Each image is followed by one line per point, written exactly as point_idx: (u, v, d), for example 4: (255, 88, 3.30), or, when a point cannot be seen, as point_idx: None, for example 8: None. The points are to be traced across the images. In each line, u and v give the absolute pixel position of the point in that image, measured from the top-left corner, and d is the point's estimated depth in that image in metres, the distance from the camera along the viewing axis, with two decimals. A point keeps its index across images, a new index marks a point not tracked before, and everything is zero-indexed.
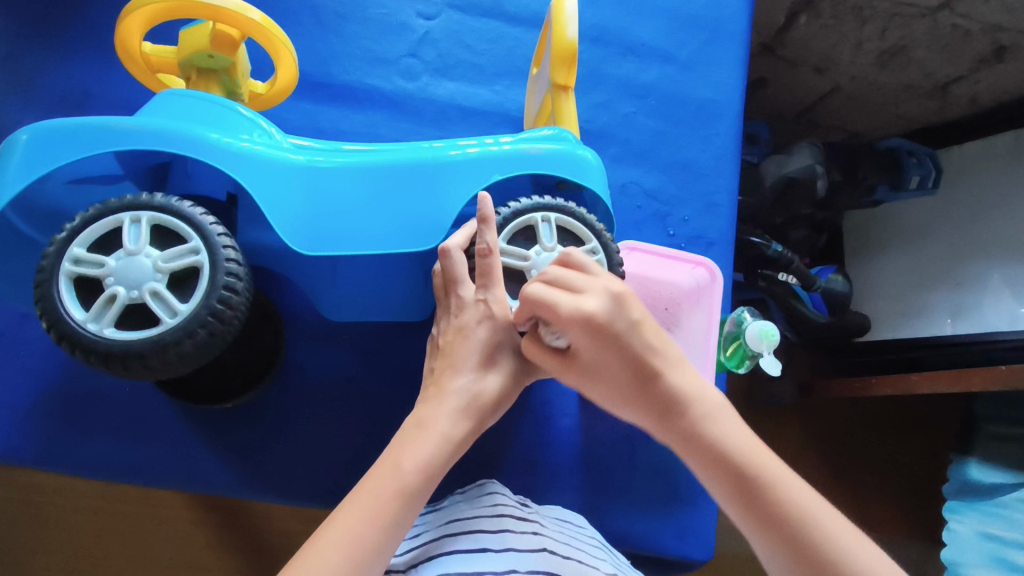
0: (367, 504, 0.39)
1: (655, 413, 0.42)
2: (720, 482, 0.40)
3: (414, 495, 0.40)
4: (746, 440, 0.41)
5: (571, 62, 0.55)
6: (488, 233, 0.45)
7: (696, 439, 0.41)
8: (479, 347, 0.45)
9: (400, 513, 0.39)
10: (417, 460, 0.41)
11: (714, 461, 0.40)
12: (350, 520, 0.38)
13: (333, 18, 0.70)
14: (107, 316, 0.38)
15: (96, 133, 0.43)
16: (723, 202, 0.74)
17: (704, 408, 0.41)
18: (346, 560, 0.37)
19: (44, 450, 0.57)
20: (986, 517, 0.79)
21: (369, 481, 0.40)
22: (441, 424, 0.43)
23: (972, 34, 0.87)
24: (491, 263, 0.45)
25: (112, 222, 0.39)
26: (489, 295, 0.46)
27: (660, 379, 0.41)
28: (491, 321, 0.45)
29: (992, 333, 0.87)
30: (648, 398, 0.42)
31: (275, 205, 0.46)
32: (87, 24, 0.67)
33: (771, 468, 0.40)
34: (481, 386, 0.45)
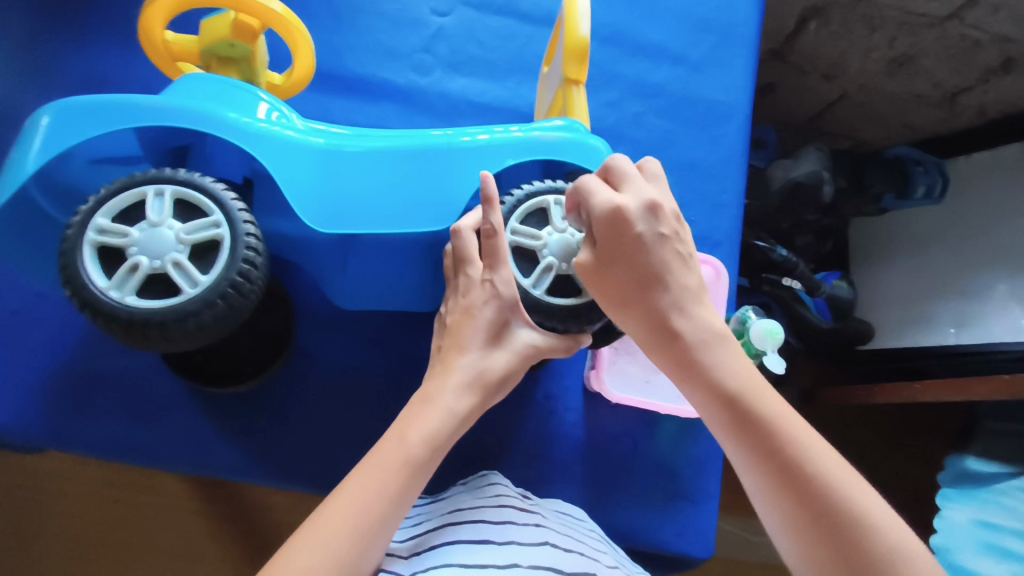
0: (374, 475, 0.40)
1: (655, 334, 0.42)
2: (716, 411, 0.42)
3: (420, 468, 0.41)
4: (742, 373, 0.42)
5: (582, 57, 0.56)
6: (492, 213, 0.45)
7: (693, 370, 0.42)
8: (484, 326, 0.46)
9: (405, 486, 0.40)
10: (423, 432, 0.42)
11: (711, 390, 0.42)
12: (358, 490, 0.39)
13: (349, 12, 0.72)
14: (130, 285, 0.39)
15: (121, 109, 0.44)
16: (730, 202, 0.75)
17: (707, 340, 0.42)
18: (349, 533, 0.38)
19: (50, 427, 0.58)
20: (982, 504, 0.79)
21: (375, 455, 0.41)
22: (446, 399, 0.44)
23: (981, 44, 0.89)
24: (497, 242, 0.46)
25: (136, 194, 0.40)
26: (496, 276, 0.46)
27: (667, 298, 0.41)
28: (498, 301, 0.46)
29: (996, 343, 0.88)
30: (654, 314, 0.42)
31: (291, 183, 0.47)
32: (109, 13, 0.69)
33: (773, 407, 0.42)
34: (487, 363, 0.46)
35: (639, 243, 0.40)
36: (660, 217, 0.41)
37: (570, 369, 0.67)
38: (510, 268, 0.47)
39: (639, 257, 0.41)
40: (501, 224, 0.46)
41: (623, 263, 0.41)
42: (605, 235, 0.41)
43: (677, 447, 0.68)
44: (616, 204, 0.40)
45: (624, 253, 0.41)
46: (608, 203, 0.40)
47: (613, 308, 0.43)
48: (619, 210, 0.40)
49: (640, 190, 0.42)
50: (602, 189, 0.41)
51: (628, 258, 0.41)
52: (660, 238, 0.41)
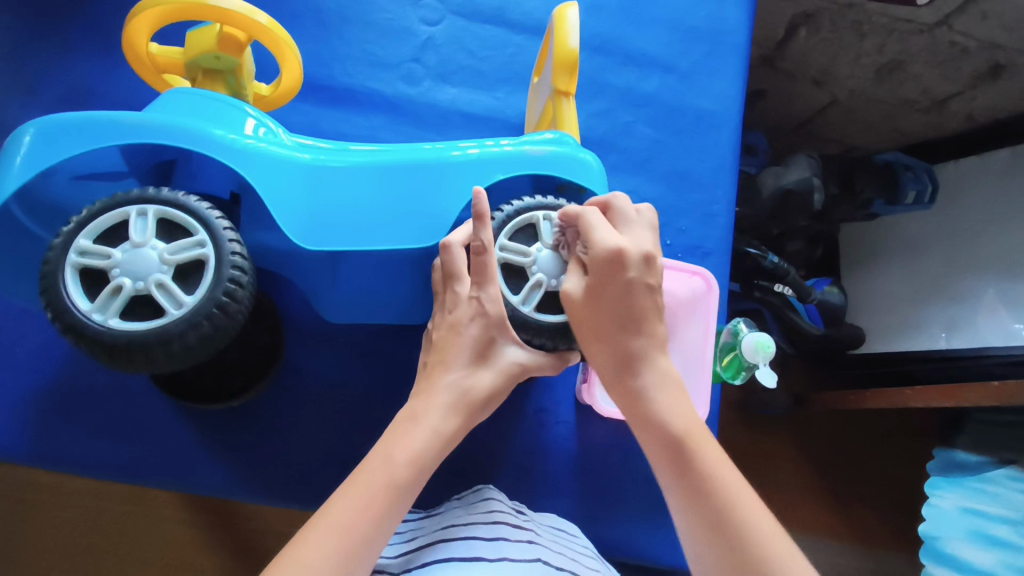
0: (358, 496, 0.39)
1: (617, 373, 0.44)
2: (660, 452, 0.43)
3: (405, 488, 0.40)
4: (689, 419, 0.43)
5: (572, 69, 0.56)
6: (484, 229, 0.44)
7: (643, 410, 0.43)
8: (469, 345, 0.45)
9: (391, 504, 0.40)
10: (409, 452, 0.42)
11: (656, 432, 0.43)
12: (343, 511, 0.38)
13: (337, 21, 0.71)
14: (113, 307, 0.38)
15: (104, 127, 0.44)
16: (720, 212, 0.75)
17: (657, 381, 0.43)
18: (337, 553, 0.37)
19: (33, 446, 0.57)
20: (969, 494, 0.83)
21: (362, 472, 0.41)
22: (431, 418, 0.43)
23: (969, 51, 0.89)
24: (487, 259, 0.44)
25: (119, 214, 0.40)
26: (483, 293, 0.45)
27: (631, 332, 0.43)
28: (483, 319, 0.45)
29: (986, 348, 0.88)
30: (611, 346, 0.44)
31: (278, 199, 0.46)
32: (93, 22, 0.68)
33: (713, 458, 0.42)
34: (472, 381, 0.45)
35: (627, 287, 0.42)
36: (652, 266, 0.43)
37: (561, 382, 0.67)
38: (498, 286, 0.46)
39: (622, 302, 0.42)
40: (492, 240, 0.45)
41: (601, 295, 0.43)
42: (596, 274, 0.43)
43: None
44: (606, 248, 0.42)
45: (608, 288, 0.42)
46: (609, 245, 0.42)
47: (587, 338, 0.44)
48: (618, 252, 0.42)
49: (637, 236, 0.44)
50: (600, 230, 0.43)
51: (610, 302, 0.43)
52: (647, 287, 0.43)
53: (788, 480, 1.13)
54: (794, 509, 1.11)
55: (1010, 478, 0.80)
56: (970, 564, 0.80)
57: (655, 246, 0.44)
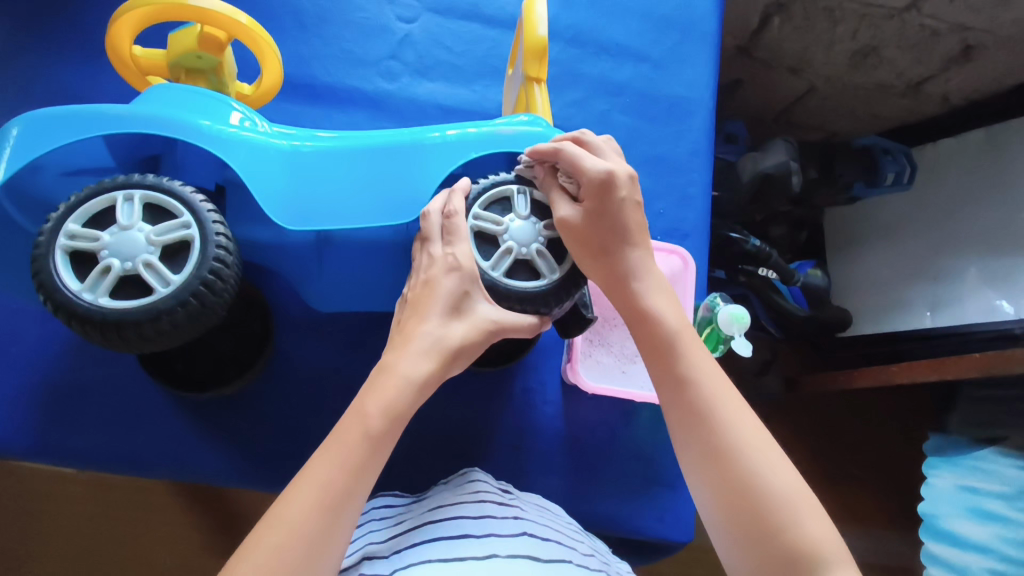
0: (334, 451, 0.41)
1: (614, 287, 0.50)
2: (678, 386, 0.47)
3: (380, 439, 0.42)
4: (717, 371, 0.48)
5: (542, 55, 0.58)
6: (455, 198, 0.48)
7: (642, 320, 0.49)
8: (444, 297, 0.46)
9: (368, 456, 0.41)
10: (382, 405, 0.42)
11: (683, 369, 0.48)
12: (323, 468, 0.40)
13: (316, 22, 0.73)
14: (102, 286, 0.40)
15: (87, 119, 0.45)
16: (697, 194, 0.77)
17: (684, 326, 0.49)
18: (317, 505, 0.39)
19: (31, 440, 0.59)
20: (963, 472, 0.85)
21: (338, 429, 0.42)
22: (404, 367, 0.43)
23: (940, 33, 0.91)
24: (457, 221, 0.47)
25: (106, 200, 0.41)
26: (455, 250, 0.47)
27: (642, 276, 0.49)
28: (458, 272, 0.46)
29: (969, 325, 0.91)
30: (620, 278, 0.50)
31: (263, 187, 0.48)
32: (78, 30, 0.70)
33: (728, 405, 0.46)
34: (446, 332, 0.45)
35: (617, 205, 0.48)
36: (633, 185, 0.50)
37: (546, 363, 0.68)
38: (470, 247, 0.48)
39: (613, 217, 0.49)
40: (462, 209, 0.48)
41: (601, 222, 0.49)
42: (595, 200, 0.48)
43: (653, 434, 0.69)
44: (597, 176, 0.48)
45: (603, 212, 0.48)
46: (600, 169, 0.48)
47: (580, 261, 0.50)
48: (609, 175, 0.48)
49: (614, 162, 0.50)
50: (588, 159, 0.48)
51: (600, 216, 0.48)
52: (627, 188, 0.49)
53: None
54: None
55: (1001, 455, 0.81)
56: (965, 537, 0.81)
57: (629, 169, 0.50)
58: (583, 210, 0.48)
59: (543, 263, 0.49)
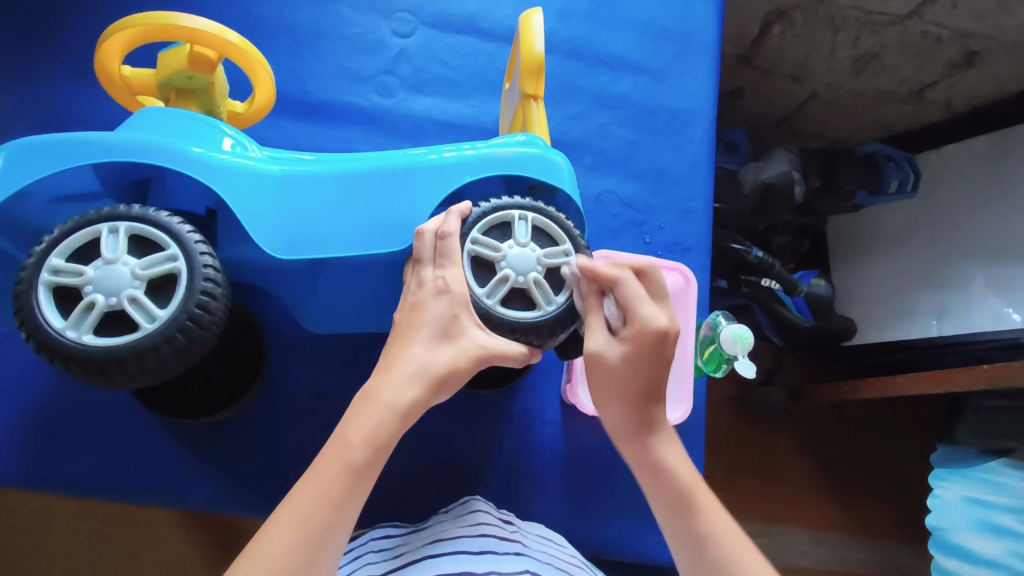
0: (316, 483, 0.40)
1: (634, 431, 0.51)
2: (665, 501, 0.49)
3: (362, 470, 0.41)
4: (697, 479, 0.50)
5: (539, 72, 0.57)
6: (450, 219, 0.47)
7: (655, 470, 0.50)
8: (432, 321, 0.45)
9: (349, 489, 0.40)
10: (364, 433, 0.41)
11: (667, 485, 0.49)
12: (302, 503, 0.39)
13: (310, 38, 0.72)
14: (86, 323, 0.39)
15: (77, 148, 0.44)
16: (698, 208, 0.76)
17: (669, 440, 0.50)
18: (296, 542, 0.38)
19: (21, 468, 0.58)
20: (970, 484, 0.84)
21: (321, 459, 0.41)
22: (388, 395, 0.43)
23: (942, 40, 0.90)
24: (451, 243, 0.46)
25: (91, 233, 0.40)
26: (447, 273, 0.46)
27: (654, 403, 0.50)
28: (448, 296, 0.45)
29: (977, 333, 0.88)
30: (633, 411, 0.50)
31: (253, 215, 0.47)
32: (70, 49, 0.69)
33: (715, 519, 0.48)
34: (432, 358, 0.44)
35: (661, 362, 0.47)
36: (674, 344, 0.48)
37: (547, 383, 0.67)
38: (462, 271, 0.47)
39: (652, 372, 0.48)
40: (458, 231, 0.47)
41: (635, 368, 0.48)
42: (638, 349, 0.47)
43: None
44: (649, 327, 0.47)
45: (643, 357, 0.47)
46: (653, 325, 0.46)
47: (600, 388, 0.51)
48: (663, 333, 0.46)
49: (665, 310, 0.49)
50: (642, 305, 0.47)
51: (638, 368, 0.48)
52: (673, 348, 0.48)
53: (787, 475, 1.13)
54: (793, 504, 1.11)
55: (1011, 468, 0.79)
56: (978, 553, 0.82)
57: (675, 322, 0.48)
58: (623, 351, 0.48)
59: (540, 292, 0.48)
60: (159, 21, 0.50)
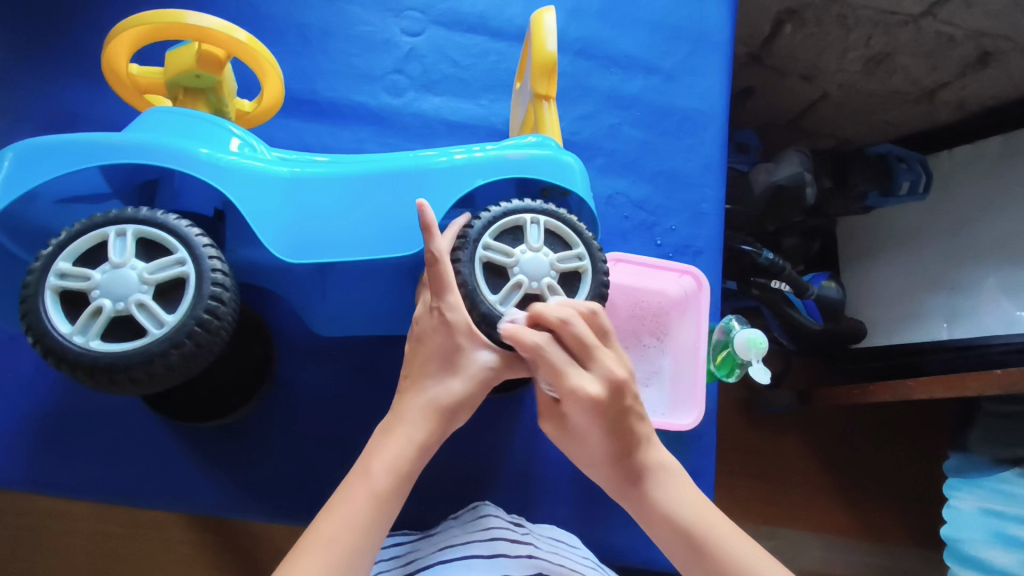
0: (342, 510, 0.41)
1: (619, 483, 0.48)
2: (674, 544, 0.45)
3: (387, 496, 0.42)
4: (696, 507, 0.46)
5: (551, 72, 0.56)
6: (433, 240, 0.44)
7: (650, 510, 0.47)
8: (437, 354, 0.46)
9: (375, 513, 0.41)
10: (386, 463, 0.43)
11: (665, 525, 0.46)
12: (328, 526, 0.40)
13: (319, 36, 0.72)
14: (94, 328, 0.38)
15: (84, 150, 0.44)
16: (710, 211, 0.75)
17: (660, 477, 0.47)
18: (324, 564, 0.38)
19: (26, 471, 0.57)
20: (987, 494, 0.81)
21: (344, 489, 0.42)
22: (406, 428, 0.45)
23: (957, 40, 0.89)
24: (442, 270, 0.45)
25: (98, 236, 0.40)
26: (443, 303, 0.45)
27: (632, 454, 0.47)
28: (446, 328, 0.45)
29: (989, 337, 0.87)
30: (616, 470, 0.48)
31: (259, 215, 0.46)
32: (77, 47, 0.68)
33: (732, 545, 0.43)
34: (443, 389, 0.46)
35: (612, 419, 0.45)
36: (625, 392, 0.45)
37: None
38: (474, 279, 0.46)
39: (614, 431, 0.46)
40: (445, 250, 0.45)
41: (595, 430, 0.46)
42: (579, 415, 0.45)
43: None
44: (581, 396, 0.44)
45: (593, 424, 0.46)
46: (582, 389, 0.43)
47: (581, 450, 0.49)
48: (595, 403, 0.43)
49: (601, 364, 0.44)
50: (568, 376, 0.43)
51: (600, 429, 0.46)
52: (630, 407, 0.45)
53: (796, 480, 1.12)
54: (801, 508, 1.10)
55: None
56: (992, 564, 0.79)
57: (625, 368, 0.45)
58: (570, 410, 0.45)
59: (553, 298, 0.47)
60: (167, 18, 0.49)
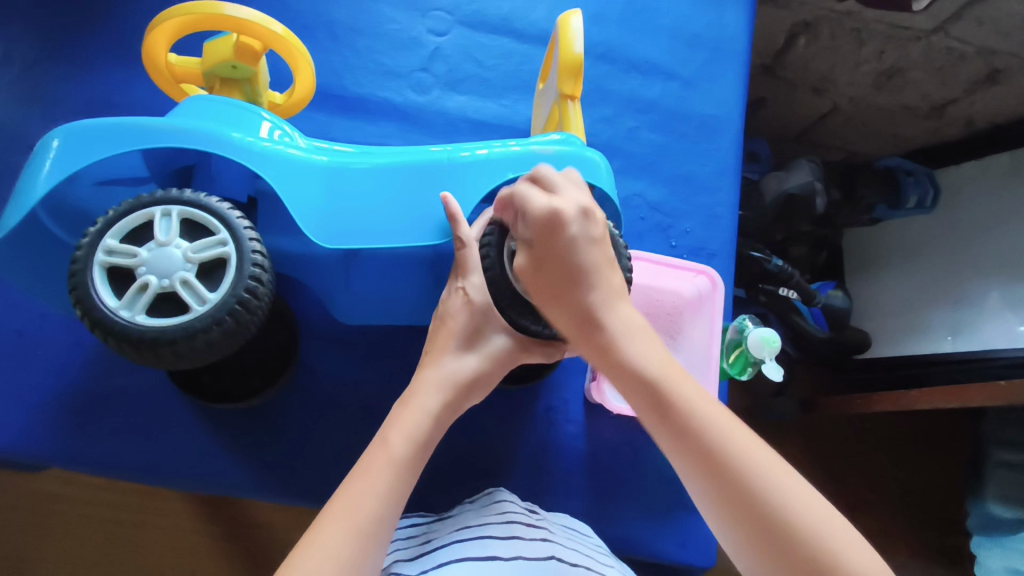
0: (363, 480, 0.42)
1: (583, 333, 0.44)
2: (633, 391, 0.43)
3: (406, 466, 0.44)
4: (661, 361, 0.43)
5: (577, 73, 0.57)
6: (459, 227, 0.48)
7: (614, 360, 0.43)
8: (457, 332, 0.49)
9: (394, 483, 0.43)
10: (404, 434, 0.45)
11: (629, 377, 0.43)
12: (349, 495, 0.41)
13: (347, 33, 0.73)
14: (140, 303, 0.39)
15: (127, 132, 0.45)
16: (724, 215, 0.76)
17: (624, 332, 0.43)
18: (348, 529, 0.40)
19: (51, 447, 0.58)
20: (1008, 553, 0.81)
21: (363, 460, 0.44)
22: (423, 401, 0.47)
23: (967, 56, 0.90)
24: (468, 253, 0.49)
25: (144, 215, 0.41)
26: (467, 283, 0.49)
27: (595, 295, 0.43)
28: (469, 306, 0.49)
29: (992, 350, 0.89)
30: (582, 322, 0.43)
31: (293, 199, 0.47)
32: (111, 35, 0.70)
33: (695, 402, 0.41)
34: (459, 366, 0.49)
35: (570, 243, 0.42)
36: (593, 220, 0.43)
37: (570, 382, 0.68)
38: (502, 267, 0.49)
39: (574, 265, 0.43)
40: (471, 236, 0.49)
41: (553, 263, 0.43)
42: (541, 241, 0.43)
43: None
44: (548, 213, 0.42)
45: (552, 255, 0.42)
46: (544, 208, 0.42)
47: (541, 299, 0.44)
48: (555, 214, 0.42)
49: (573, 194, 0.44)
50: (535, 198, 0.43)
51: (558, 256, 0.42)
52: (593, 241, 0.43)
53: None
54: None
55: None
56: None
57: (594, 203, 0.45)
58: (530, 255, 0.43)
59: None
60: (208, 9, 0.51)
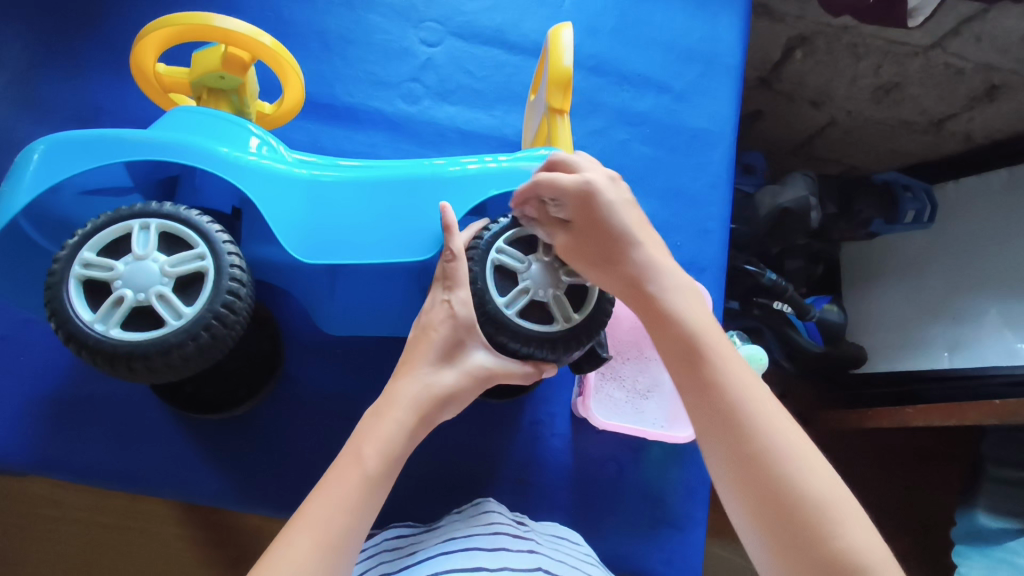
0: (333, 492, 0.42)
1: (624, 291, 0.48)
2: (671, 352, 0.45)
3: (377, 480, 0.43)
4: (700, 318, 0.46)
5: (566, 87, 0.57)
6: (451, 238, 0.48)
7: (658, 314, 0.47)
8: (438, 345, 0.47)
9: (364, 497, 0.42)
10: (377, 447, 0.44)
11: (675, 335, 0.45)
12: (317, 509, 0.41)
13: (339, 43, 0.73)
14: (114, 317, 0.39)
15: (110, 144, 0.45)
16: (715, 229, 0.76)
17: (673, 288, 0.47)
18: (313, 542, 0.39)
19: (31, 455, 0.58)
20: (996, 564, 0.79)
21: (334, 470, 0.43)
22: (397, 412, 0.45)
23: (965, 72, 0.90)
24: (456, 267, 0.48)
25: (122, 229, 0.41)
26: (453, 296, 0.48)
27: (629, 256, 0.48)
28: (453, 321, 0.47)
29: (989, 368, 0.88)
30: (616, 279, 0.48)
31: (279, 217, 0.47)
32: (103, 42, 0.70)
33: (733, 374, 0.43)
34: (437, 378, 0.47)
35: (608, 208, 0.48)
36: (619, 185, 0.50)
37: (556, 396, 0.67)
38: (485, 280, 0.48)
39: (610, 226, 0.48)
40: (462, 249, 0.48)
41: (593, 228, 0.48)
42: (581, 212, 0.48)
43: (664, 473, 0.67)
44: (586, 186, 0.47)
45: (592, 221, 0.48)
46: (578, 181, 0.47)
47: (585, 268, 0.48)
48: (589, 187, 0.47)
49: (592, 168, 0.49)
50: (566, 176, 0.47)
51: (602, 223, 0.47)
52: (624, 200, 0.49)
53: None
54: None
55: None
56: None
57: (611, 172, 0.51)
58: (571, 233, 0.48)
59: (558, 309, 0.49)
60: (194, 20, 0.50)
